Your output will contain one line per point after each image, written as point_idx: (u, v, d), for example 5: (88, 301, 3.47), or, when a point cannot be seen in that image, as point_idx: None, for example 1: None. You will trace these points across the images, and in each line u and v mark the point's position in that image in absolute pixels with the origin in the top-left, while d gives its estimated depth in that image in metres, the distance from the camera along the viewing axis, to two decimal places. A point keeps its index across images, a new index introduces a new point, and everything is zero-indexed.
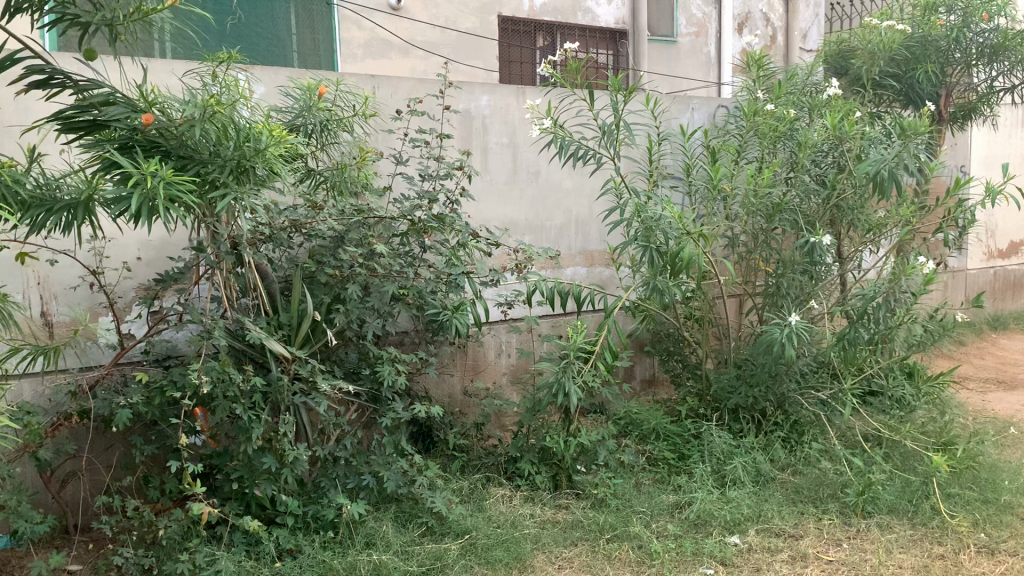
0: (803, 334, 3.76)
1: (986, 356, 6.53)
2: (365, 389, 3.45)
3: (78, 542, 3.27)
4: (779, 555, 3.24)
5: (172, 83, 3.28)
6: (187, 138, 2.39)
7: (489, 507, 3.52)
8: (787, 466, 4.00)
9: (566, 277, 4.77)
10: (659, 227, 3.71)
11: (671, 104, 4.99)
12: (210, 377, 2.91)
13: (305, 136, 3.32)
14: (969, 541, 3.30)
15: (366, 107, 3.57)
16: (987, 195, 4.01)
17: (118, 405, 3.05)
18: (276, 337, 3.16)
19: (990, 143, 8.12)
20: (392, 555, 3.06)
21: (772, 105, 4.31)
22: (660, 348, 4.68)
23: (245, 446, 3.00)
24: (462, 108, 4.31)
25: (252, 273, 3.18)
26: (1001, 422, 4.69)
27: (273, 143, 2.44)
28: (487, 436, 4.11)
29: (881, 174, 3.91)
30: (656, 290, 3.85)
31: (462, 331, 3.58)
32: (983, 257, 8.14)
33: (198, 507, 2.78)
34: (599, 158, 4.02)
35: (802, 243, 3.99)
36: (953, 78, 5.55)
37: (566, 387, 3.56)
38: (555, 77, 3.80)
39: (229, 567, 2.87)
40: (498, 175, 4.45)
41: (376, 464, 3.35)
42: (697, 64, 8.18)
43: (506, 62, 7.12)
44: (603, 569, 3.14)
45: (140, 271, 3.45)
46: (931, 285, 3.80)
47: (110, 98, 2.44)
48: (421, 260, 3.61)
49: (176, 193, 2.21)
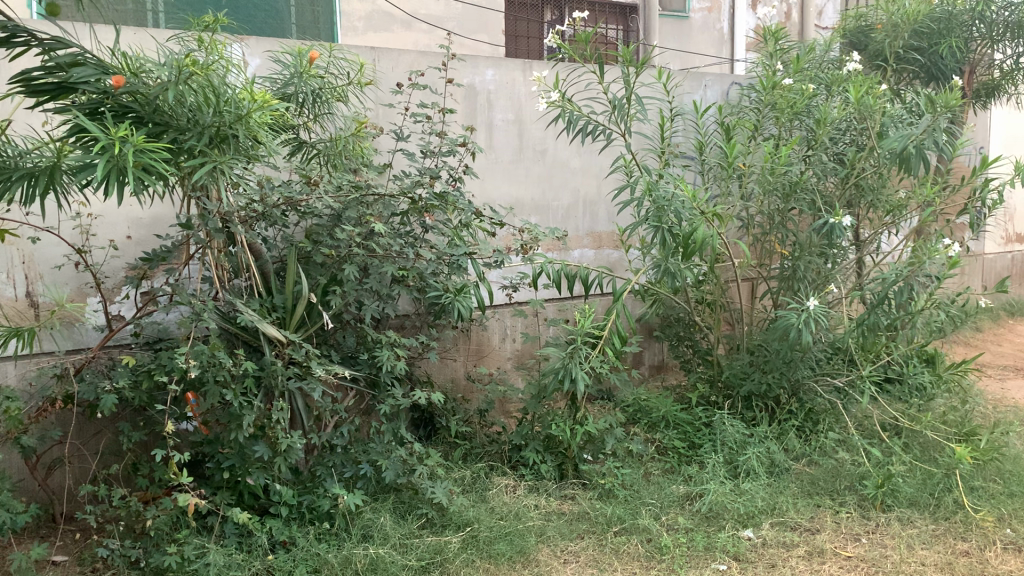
0: (821, 320, 3.59)
1: (1002, 342, 6.36)
2: (364, 374, 3.29)
3: (64, 530, 3.15)
4: (795, 550, 3.09)
5: (146, 46, 3.12)
6: (161, 103, 2.25)
7: (492, 497, 3.38)
8: (801, 456, 3.85)
9: (573, 259, 4.61)
10: (672, 206, 3.50)
11: (684, 80, 4.82)
12: (199, 361, 2.76)
13: (297, 105, 3.16)
14: (995, 537, 3.14)
15: (362, 75, 3.40)
16: (1018, 174, 3.81)
17: (104, 389, 2.91)
18: (269, 319, 3.00)
19: (1008, 125, 7.90)
20: (390, 549, 2.92)
21: (790, 79, 4.12)
22: (669, 333, 4.54)
23: (237, 433, 2.85)
24: (467, 83, 4.13)
25: (244, 253, 3.02)
26: (1022, 411, 4.53)
27: (256, 109, 2.34)
28: (490, 423, 3.97)
29: (908, 149, 3.70)
30: (667, 273, 3.65)
31: (464, 314, 3.41)
32: (1001, 241, 7.93)
33: (185, 498, 2.64)
34: (609, 134, 3.85)
35: (820, 224, 3.79)
36: (976, 54, 5.34)
37: (572, 373, 3.39)
38: (563, 49, 3.61)
39: (219, 559, 2.74)
40: (504, 152, 4.29)
41: (375, 452, 3.21)
42: (710, 41, 7.97)
43: (512, 36, 7.05)
44: (611, 565, 2.99)
45: (128, 250, 3.32)
46: (957, 269, 3.61)
47: (77, 59, 2.29)
48: (422, 240, 3.43)
49: (149, 162, 2.07)
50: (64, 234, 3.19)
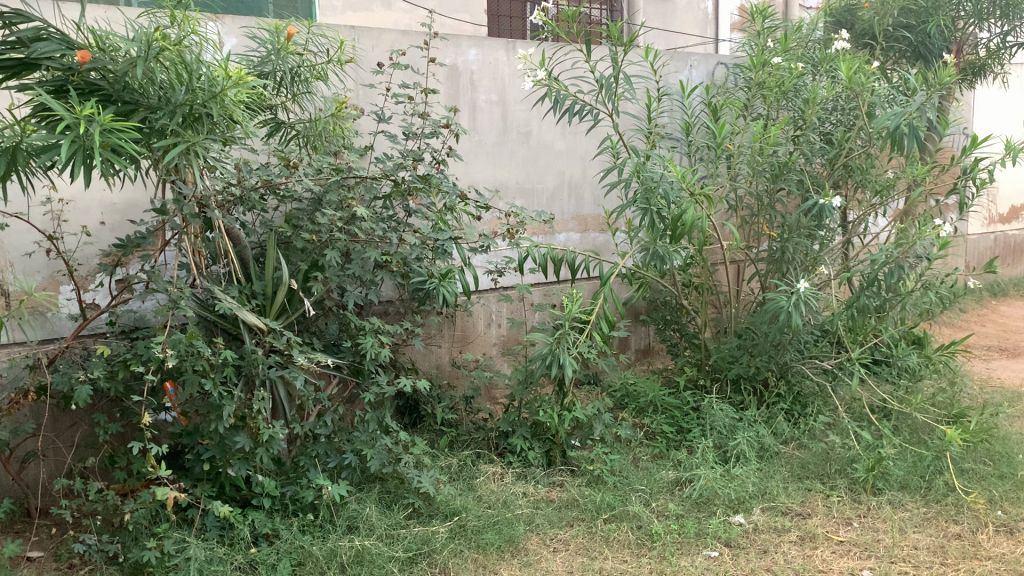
0: (812, 303, 3.53)
1: (986, 323, 6.38)
2: (347, 362, 3.22)
3: (39, 526, 3.06)
4: (787, 536, 3.06)
5: (112, 19, 2.99)
6: (130, 80, 2.16)
7: (479, 485, 3.32)
8: (790, 440, 3.82)
9: (559, 242, 4.55)
10: (659, 187, 3.40)
11: (669, 59, 4.74)
12: (176, 351, 2.68)
13: (274, 85, 3.05)
14: (987, 519, 3.12)
15: (342, 53, 3.29)
16: (1009, 154, 3.75)
17: (78, 380, 2.81)
18: (248, 306, 2.92)
19: (993, 105, 7.91)
20: (376, 540, 2.85)
21: (779, 58, 4.05)
22: (656, 317, 4.52)
23: (217, 424, 2.77)
24: (449, 62, 4.02)
25: (222, 238, 2.92)
26: (1009, 391, 4.54)
27: (231, 87, 2.23)
28: (477, 410, 3.90)
29: (900, 128, 3.60)
30: (655, 256, 3.60)
31: (450, 300, 3.33)
32: (984, 222, 7.96)
33: (163, 492, 2.55)
34: (597, 114, 3.78)
35: (810, 205, 3.73)
36: (963, 33, 5.31)
37: (560, 359, 3.31)
38: (548, 25, 3.50)
39: (200, 554, 2.66)
40: (488, 134, 4.20)
41: (359, 441, 3.13)
42: (694, 20, 7.88)
43: (494, 16, 7.01)
44: (601, 553, 2.94)
45: (101, 236, 3.22)
46: (947, 249, 3.56)
47: (40, 33, 2.21)
48: (406, 225, 3.34)
49: (117, 143, 1.97)
50: (35, 221, 3.09)
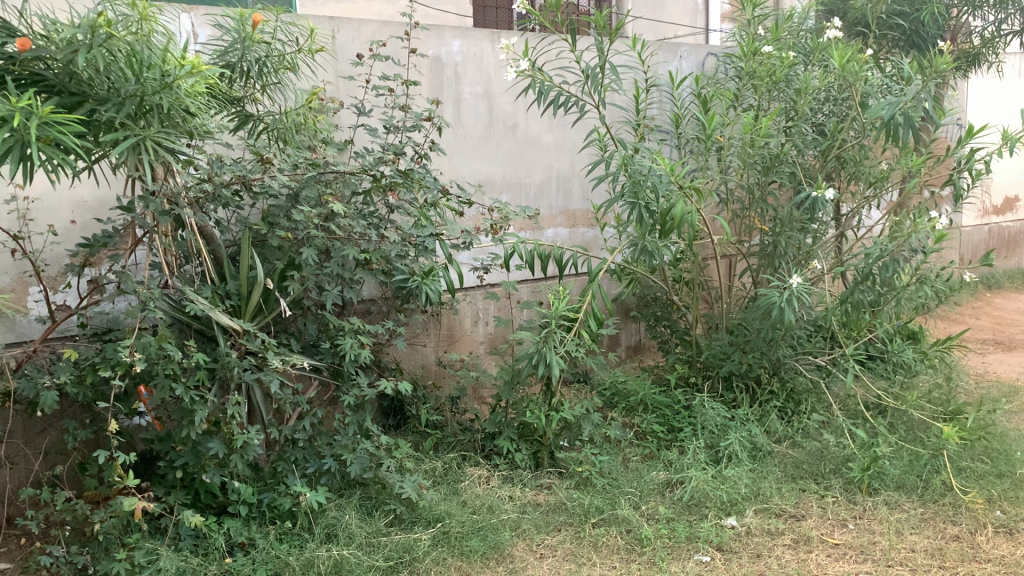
0: (805, 298, 3.43)
1: (981, 316, 6.32)
2: (326, 364, 3.12)
3: (7, 536, 2.96)
4: (780, 539, 2.97)
5: (58, 7, 2.86)
6: (76, 70, 2.06)
7: (463, 489, 3.23)
8: (783, 439, 3.73)
9: (547, 238, 4.46)
10: (648, 180, 3.29)
11: (658, 50, 4.65)
12: (145, 354, 2.56)
13: (243, 76, 2.93)
14: (986, 520, 3.03)
15: (313, 43, 3.17)
16: (1006, 144, 3.66)
17: (44, 386, 2.69)
18: (221, 307, 2.81)
19: (987, 93, 7.81)
20: (355, 550, 2.76)
21: (770, 47, 3.94)
22: (646, 313, 4.40)
23: (189, 430, 2.66)
24: (432, 54, 3.91)
25: (194, 237, 2.81)
26: (1005, 386, 4.46)
27: (184, 78, 2.14)
28: (463, 410, 3.80)
29: (895, 117, 3.50)
30: (644, 251, 3.50)
31: (433, 299, 3.23)
32: (977, 214, 7.88)
33: (130, 503, 2.43)
34: (582, 105, 3.68)
35: (802, 198, 3.62)
36: (957, 20, 5.21)
37: (547, 358, 3.20)
38: (532, 15, 3.39)
39: (172, 565, 2.56)
40: (473, 128, 4.10)
41: (339, 446, 3.03)
42: (683, 10, 7.78)
43: (479, 6, 6.90)
44: (589, 559, 2.85)
45: (71, 235, 3.11)
46: (943, 242, 3.47)
47: None
48: (387, 222, 3.24)
49: (57, 136, 1.88)
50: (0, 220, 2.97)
